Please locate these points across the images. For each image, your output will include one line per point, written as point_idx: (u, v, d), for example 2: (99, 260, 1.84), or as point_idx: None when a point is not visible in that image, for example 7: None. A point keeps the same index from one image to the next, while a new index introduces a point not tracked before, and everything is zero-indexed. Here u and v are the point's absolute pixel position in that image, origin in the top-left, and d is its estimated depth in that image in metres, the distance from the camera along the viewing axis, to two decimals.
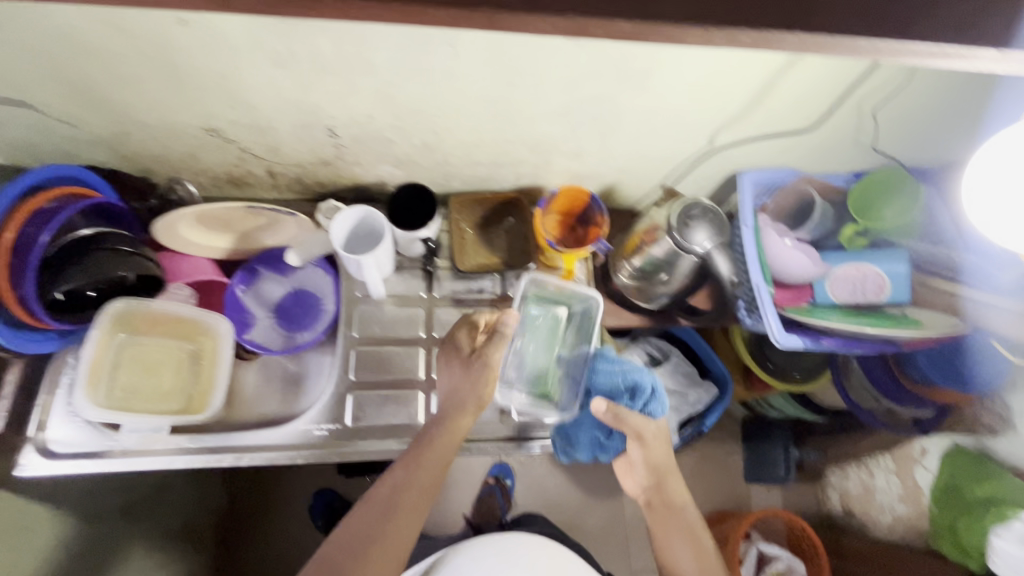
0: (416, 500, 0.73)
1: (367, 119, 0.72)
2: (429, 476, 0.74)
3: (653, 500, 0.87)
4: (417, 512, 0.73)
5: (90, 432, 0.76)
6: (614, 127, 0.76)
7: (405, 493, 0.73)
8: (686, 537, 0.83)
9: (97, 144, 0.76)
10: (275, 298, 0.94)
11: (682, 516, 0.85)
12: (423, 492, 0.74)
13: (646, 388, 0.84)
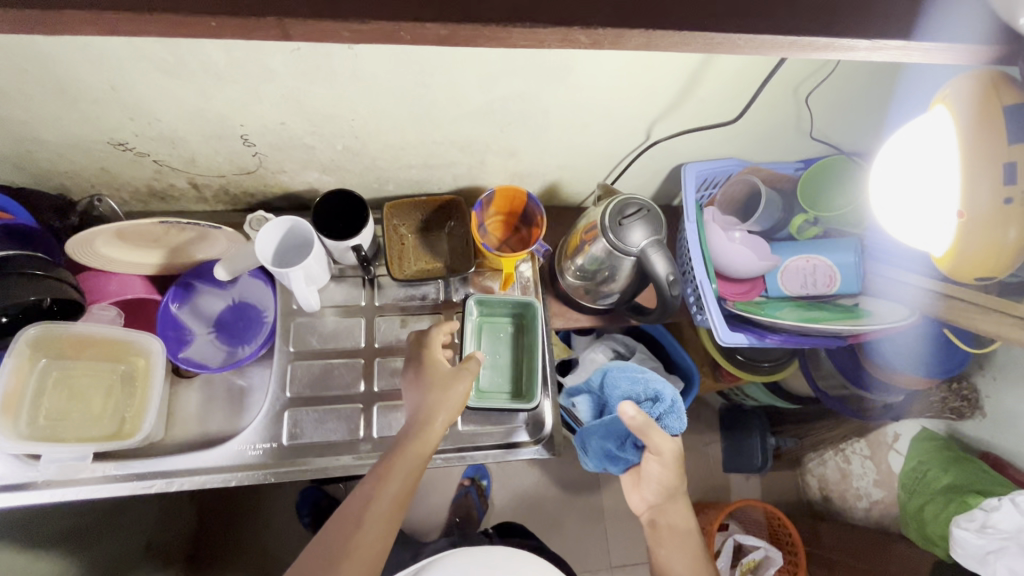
0: (388, 509, 0.64)
1: (281, 126, 0.69)
2: (404, 483, 0.66)
3: (656, 519, 0.79)
4: (389, 521, 0.63)
5: (13, 463, 0.74)
6: (544, 125, 0.73)
7: (376, 501, 0.64)
8: (690, 563, 0.75)
9: (2, 163, 0.72)
10: (215, 313, 0.92)
11: (686, 537, 0.77)
12: (397, 501, 0.65)
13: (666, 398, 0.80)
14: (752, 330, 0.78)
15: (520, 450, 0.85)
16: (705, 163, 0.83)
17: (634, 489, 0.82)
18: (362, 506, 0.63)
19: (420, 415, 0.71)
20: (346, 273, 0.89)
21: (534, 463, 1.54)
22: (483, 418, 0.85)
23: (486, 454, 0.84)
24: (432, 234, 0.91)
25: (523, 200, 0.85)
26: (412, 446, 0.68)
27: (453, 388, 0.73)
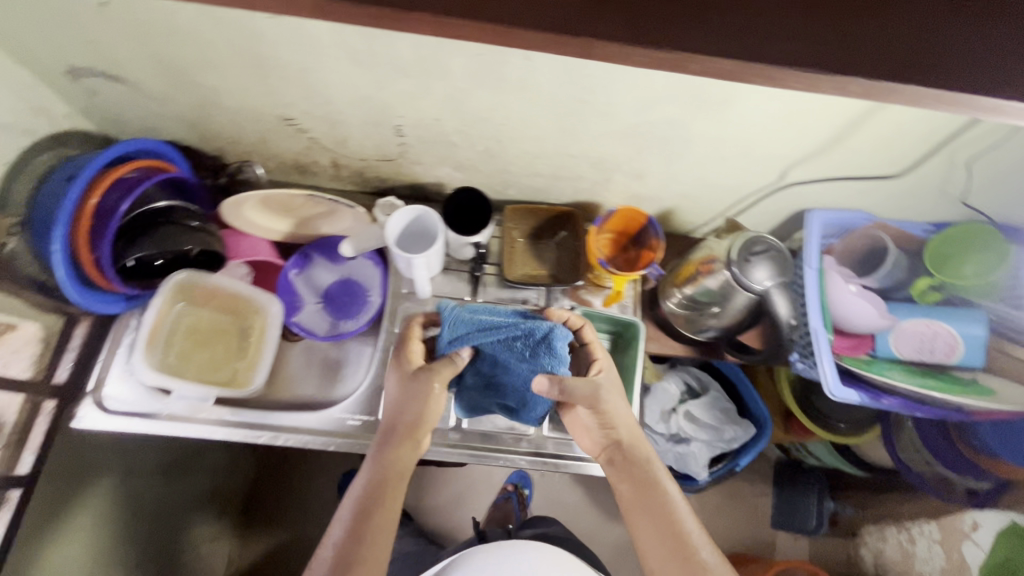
0: (380, 532, 0.70)
1: (435, 121, 0.73)
2: (387, 507, 0.72)
3: (614, 457, 0.77)
4: (384, 541, 0.70)
5: (142, 392, 0.79)
6: (683, 152, 0.74)
7: (366, 528, 0.70)
8: (652, 501, 0.73)
9: (179, 122, 0.79)
10: (324, 285, 0.95)
11: (644, 471, 0.75)
12: (382, 522, 0.71)
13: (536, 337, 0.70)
14: (867, 389, 0.76)
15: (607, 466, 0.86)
16: (832, 212, 0.81)
17: (585, 428, 0.79)
18: (352, 534, 0.69)
19: (391, 437, 0.76)
20: (453, 267, 0.93)
21: (579, 482, 1.53)
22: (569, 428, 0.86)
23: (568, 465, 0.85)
24: (541, 242, 0.93)
25: (642, 222, 0.86)
26: (387, 473, 0.73)
27: (424, 406, 0.76)
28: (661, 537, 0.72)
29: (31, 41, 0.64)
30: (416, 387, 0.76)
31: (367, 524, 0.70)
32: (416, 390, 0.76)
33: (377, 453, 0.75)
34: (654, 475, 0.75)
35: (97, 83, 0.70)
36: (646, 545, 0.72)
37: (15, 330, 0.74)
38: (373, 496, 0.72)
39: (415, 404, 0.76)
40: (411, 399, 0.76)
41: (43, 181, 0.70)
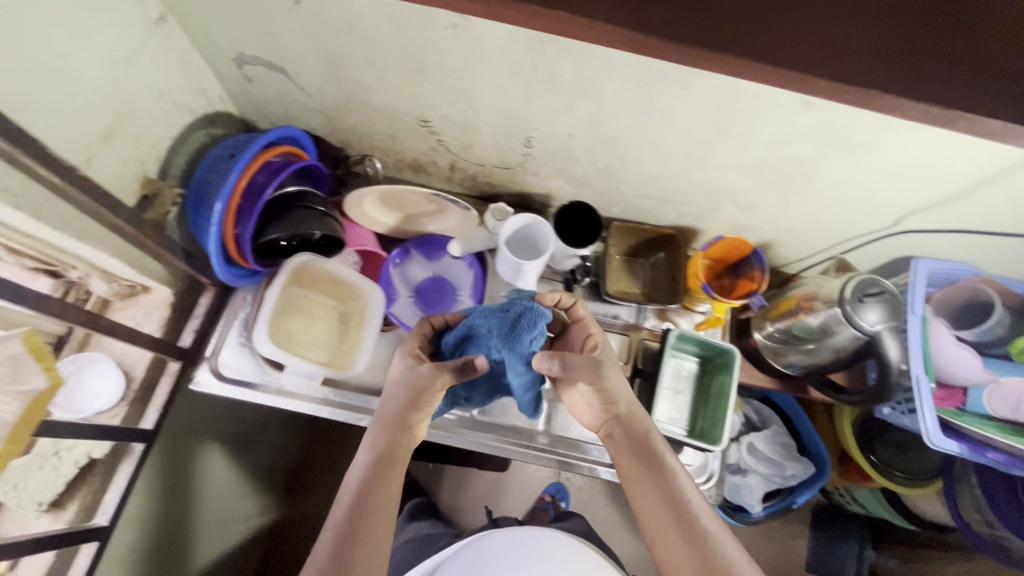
0: (380, 517, 0.63)
1: (567, 137, 0.76)
2: (387, 490, 0.66)
3: (614, 432, 0.73)
4: (386, 526, 0.63)
5: (255, 364, 0.82)
6: (803, 188, 0.76)
7: (368, 510, 0.63)
8: (655, 471, 0.67)
9: (318, 114, 0.83)
10: (417, 281, 0.97)
11: (645, 441, 0.71)
12: (387, 504, 0.65)
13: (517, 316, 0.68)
14: (969, 442, 0.77)
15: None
16: (940, 261, 0.81)
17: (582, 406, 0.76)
18: (353, 518, 0.62)
19: (392, 418, 0.72)
20: (550, 276, 0.94)
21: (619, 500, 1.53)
22: None
23: None
24: (638, 261, 0.96)
25: (746, 251, 0.87)
26: (385, 442, 0.69)
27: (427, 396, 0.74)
28: (669, 505, 0.64)
29: (216, 31, 0.68)
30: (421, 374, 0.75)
31: (369, 506, 0.63)
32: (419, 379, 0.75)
33: (377, 434, 0.71)
34: (654, 448, 0.70)
35: (259, 72, 0.75)
36: (656, 521, 0.65)
37: (149, 291, 0.80)
38: (376, 478, 0.66)
39: (419, 394, 0.73)
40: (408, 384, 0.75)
41: (200, 162, 0.74)
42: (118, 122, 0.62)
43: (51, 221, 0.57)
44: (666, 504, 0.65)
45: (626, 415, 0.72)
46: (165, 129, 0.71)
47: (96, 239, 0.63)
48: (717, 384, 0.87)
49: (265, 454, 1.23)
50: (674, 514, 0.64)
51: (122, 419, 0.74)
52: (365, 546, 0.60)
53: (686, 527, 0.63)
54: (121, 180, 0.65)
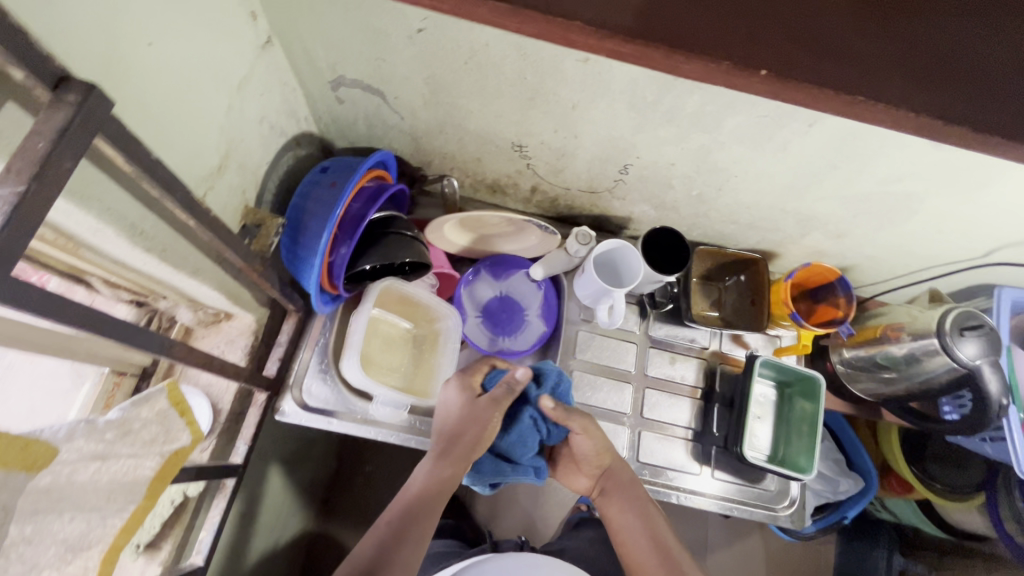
0: (419, 541, 0.65)
1: (667, 165, 0.75)
2: (429, 516, 0.68)
3: (606, 486, 0.78)
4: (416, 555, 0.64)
5: (340, 393, 0.80)
6: (902, 220, 0.76)
7: (408, 532, 0.65)
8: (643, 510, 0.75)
9: (404, 135, 0.81)
10: (486, 301, 0.95)
11: (637, 498, 0.76)
12: (426, 529, 0.67)
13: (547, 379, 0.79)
14: None
15: (779, 515, 0.86)
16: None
17: (574, 469, 0.82)
18: (393, 536, 0.65)
19: (446, 447, 0.72)
20: (627, 298, 0.93)
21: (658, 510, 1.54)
22: (737, 472, 0.87)
23: (734, 507, 0.86)
24: (717, 285, 0.94)
25: (830, 278, 0.87)
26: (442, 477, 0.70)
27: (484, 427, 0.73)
28: (647, 541, 0.73)
29: (321, 55, 0.65)
30: (483, 407, 0.74)
31: (410, 530, 0.65)
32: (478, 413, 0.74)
33: (433, 464, 0.71)
34: (646, 503, 0.76)
35: (354, 94, 0.72)
36: (634, 553, 0.74)
37: (232, 318, 0.77)
38: (423, 502, 0.68)
39: (481, 431, 0.73)
40: (473, 423, 0.73)
41: (293, 194, 0.72)
42: (229, 152, 0.60)
43: (173, 260, 0.54)
44: (644, 543, 0.73)
45: (616, 471, 0.78)
46: (262, 154, 0.68)
47: (205, 274, 0.60)
48: (803, 410, 0.87)
49: (311, 470, 1.20)
50: (652, 549, 0.72)
51: (212, 453, 0.71)
52: (401, 565, 0.62)
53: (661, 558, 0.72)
54: (227, 210, 0.62)
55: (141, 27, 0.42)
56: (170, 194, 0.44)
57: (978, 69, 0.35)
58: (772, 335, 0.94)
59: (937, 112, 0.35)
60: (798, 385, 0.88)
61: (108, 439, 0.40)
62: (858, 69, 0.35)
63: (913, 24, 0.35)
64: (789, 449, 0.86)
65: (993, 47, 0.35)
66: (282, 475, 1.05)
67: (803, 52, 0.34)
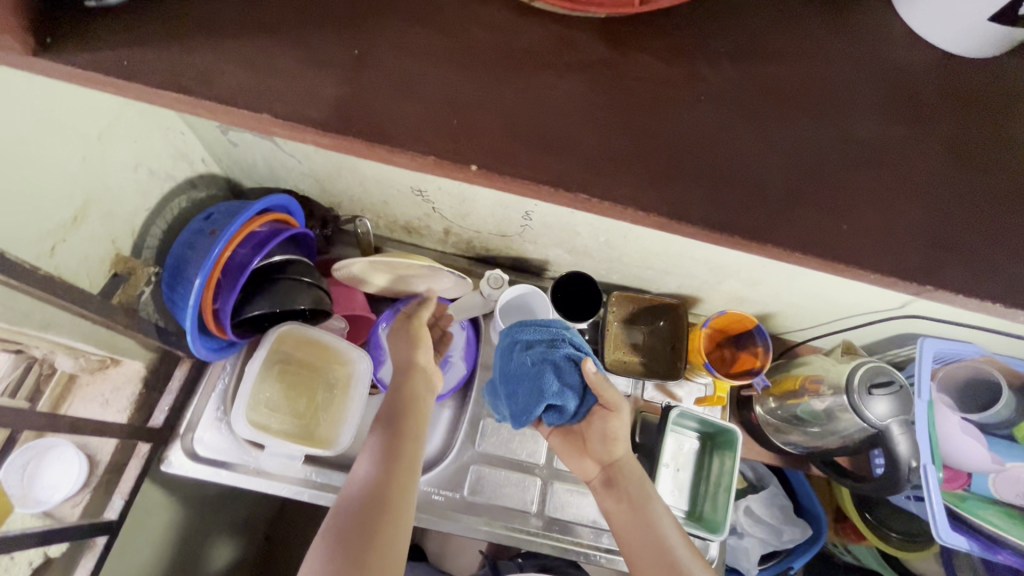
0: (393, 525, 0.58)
1: (568, 213, 0.73)
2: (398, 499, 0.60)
3: (613, 477, 0.71)
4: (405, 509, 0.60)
5: (232, 442, 0.77)
6: (807, 271, 0.74)
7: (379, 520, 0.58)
8: (637, 502, 0.68)
9: (307, 178, 0.79)
10: None
11: (643, 497, 0.69)
12: (402, 502, 0.60)
13: (567, 340, 0.71)
14: (978, 538, 0.75)
15: None
16: (946, 342, 0.78)
17: (581, 452, 0.74)
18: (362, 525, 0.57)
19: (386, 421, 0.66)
20: None
21: None
22: None
23: None
24: (641, 328, 0.91)
25: (748, 326, 0.84)
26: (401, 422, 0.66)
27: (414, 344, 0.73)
28: (647, 532, 0.66)
29: None
30: (405, 335, 0.74)
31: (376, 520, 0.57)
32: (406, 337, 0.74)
33: (377, 448, 0.64)
34: (651, 497, 0.69)
35: (244, 138, 0.71)
36: (629, 543, 0.67)
37: (120, 364, 0.75)
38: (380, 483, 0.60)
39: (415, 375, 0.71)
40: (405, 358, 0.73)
41: (175, 240, 0.70)
42: (88, 203, 0.58)
43: (9, 316, 0.52)
44: (643, 536, 0.66)
45: (625, 463, 0.71)
46: (140, 201, 0.67)
47: (59, 328, 0.58)
48: (723, 467, 0.82)
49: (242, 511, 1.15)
50: (651, 545, 0.65)
51: (84, 509, 0.69)
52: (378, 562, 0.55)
53: (657, 555, 0.65)
54: (89, 261, 0.60)
55: None
56: None
57: None
58: (696, 383, 0.90)
59: (679, 201, 0.42)
60: (720, 438, 0.84)
61: None
62: (609, 160, 0.42)
63: None
64: (707, 506, 0.82)
65: (724, 138, 0.43)
66: (209, 523, 1.00)
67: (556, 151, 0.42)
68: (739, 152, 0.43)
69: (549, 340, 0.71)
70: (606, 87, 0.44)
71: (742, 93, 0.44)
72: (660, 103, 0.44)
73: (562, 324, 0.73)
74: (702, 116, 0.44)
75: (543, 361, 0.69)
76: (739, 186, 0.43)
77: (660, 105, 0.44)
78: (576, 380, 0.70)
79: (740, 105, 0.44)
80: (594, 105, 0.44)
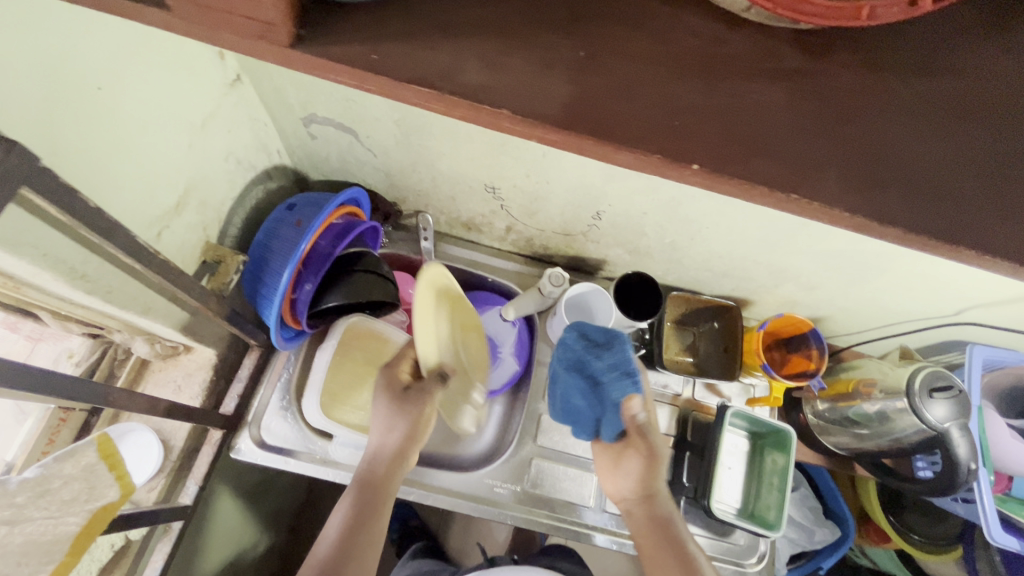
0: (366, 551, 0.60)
1: (640, 214, 0.75)
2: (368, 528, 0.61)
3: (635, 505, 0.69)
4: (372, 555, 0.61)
5: (300, 431, 0.78)
6: (870, 278, 0.76)
7: (351, 550, 0.59)
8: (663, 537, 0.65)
9: (378, 172, 0.80)
10: None
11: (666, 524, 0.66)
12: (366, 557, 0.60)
13: (609, 355, 0.67)
14: None
15: (749, 571, 0.84)
16: (994, 349, 0.81)
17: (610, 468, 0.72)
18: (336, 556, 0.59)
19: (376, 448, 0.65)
20: None
21: None
22: (705, 524, 0.85)
23: None
24: (692, 329, 0.94)
25: (803, 330, 0.86)
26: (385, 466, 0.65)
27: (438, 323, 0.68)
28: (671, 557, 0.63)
29: (290, 93, 0.65)
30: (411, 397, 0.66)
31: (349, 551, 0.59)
32: (427, 313, 0.65)
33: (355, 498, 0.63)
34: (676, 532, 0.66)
35: (327, 131, 0.71)
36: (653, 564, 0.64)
37: (191, 352, 0.75)
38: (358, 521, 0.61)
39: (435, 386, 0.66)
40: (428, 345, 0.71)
41: (257, 230, 0.70)
42: (188, 191, 0.59)
43: (120, 300, 0.52)
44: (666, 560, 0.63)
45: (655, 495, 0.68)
46: (227, 190, 0.67)
47: (157, 313, 0.59)
48: (775, 465, 0.84)
49: (277, 500, 1.15)
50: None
51: (159, 494, 0.69)
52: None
53: None
54: (185, 248, 0.61)
55: (88, 72, 0.42)
56: (110, 242, 0.43)
57: None
58: (745, 383, 0.93)
59: (875, 212, 0.28)
60: (771, 437, 0.86)
61: (18, 504, 0.40)
62: (796, 165, 0.28)
63: None
64: (763, 504, 0.83)
65: (933, 152, 0.30)
66: (245, 509, 1.01)
67: (724, 147, 0.28)
68: (959, 167, 0.29)
69: (587, 348, 0.68)
70: (783, 79, 0.29)
71: (956, 93, 0.31)
72: (851, 101, 0.30)
73: (604, 359, 0.67)
74: (902, 123, 0.30)
75: (563, 375, 0.68)
76: (959, 210, 0.29)
77: (848, 101, 0.30)
78: (588, 405, 0.67)
79: (954, 109, 0.30)
80: (767, 99, 0.29)
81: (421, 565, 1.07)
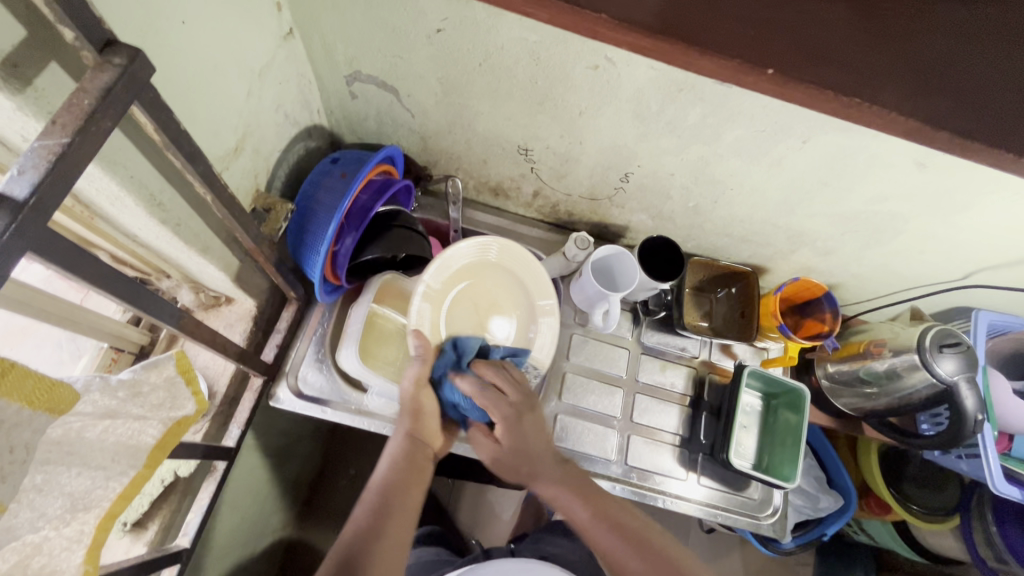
0: (396, 532, 0.63)
1: (667, 176, 0.78)
2: (402, 509, 0.66)
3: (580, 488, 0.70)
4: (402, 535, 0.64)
5: (336, 382, 0.80)
6: (883, 241, 0.79)
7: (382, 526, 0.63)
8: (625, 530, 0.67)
9: (414, 134, 0.83)
10: None
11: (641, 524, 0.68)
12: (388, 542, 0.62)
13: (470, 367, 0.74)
14: None
15: (762, 524, 0.88)
16: (999, 313, 0.85)
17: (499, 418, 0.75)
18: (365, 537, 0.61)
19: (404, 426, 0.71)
20: (622, 305, 0.95)
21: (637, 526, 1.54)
22: (720, 478, 0.88)
23: (719, 514, 0.87)
24: (709, 297, 0.97)
25: (817, 294, 0.89)
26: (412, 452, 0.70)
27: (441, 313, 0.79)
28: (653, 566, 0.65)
29: (338, 50, 0.67)
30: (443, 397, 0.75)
31: (378, 540, 0.61)
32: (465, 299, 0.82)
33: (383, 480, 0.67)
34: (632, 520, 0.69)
35: (369, 91, 0.74)
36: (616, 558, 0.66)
37: (232, 303, 0.78)
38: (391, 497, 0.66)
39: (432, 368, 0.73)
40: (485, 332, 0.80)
41: (302, 184, 0.73)
42: (243, 138, 0.62)
43: (186, 235, 0.55)
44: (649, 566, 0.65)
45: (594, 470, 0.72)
46: (273, 143, 0.70)
47: (213, 254, 0.61)
48: (790, 424, 0.88)
49: (296, 467, 1.16)
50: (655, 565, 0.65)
51: (205, 435, 0.73)
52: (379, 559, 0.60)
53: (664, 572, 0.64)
54: (239, 193, 0.65)
55: (176, 6, 0.44)
56: (192, 167, 0.46)
57: (948, 73, 0.37)
58: (758, 347, 0.97)
59: (920, 118, 0.37)
60: (785, 397, 0.90)
61: (119, 399, 0.41)
62: (863, 75, 0.37)
63: (914, 38, 0.38)
64: (778, 461, 0.87)
65: (974, 67, 0.37)
66: (268, 470, 1.03)
67: (801, 55, 0.37)
68: (992, 81, 0.37)
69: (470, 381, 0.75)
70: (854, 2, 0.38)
71: (996, 20, 0.39)
72: (907, 21, 0.38)
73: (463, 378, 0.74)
74: (953, 42, 0.38)
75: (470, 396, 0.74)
76: (990, 118, 0.37)
77: (912, 20, 0.38)
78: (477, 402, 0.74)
79: (989, 31, 0.38)
80: (841, 16, 0.37)
81: (425, 551, 1.07)
